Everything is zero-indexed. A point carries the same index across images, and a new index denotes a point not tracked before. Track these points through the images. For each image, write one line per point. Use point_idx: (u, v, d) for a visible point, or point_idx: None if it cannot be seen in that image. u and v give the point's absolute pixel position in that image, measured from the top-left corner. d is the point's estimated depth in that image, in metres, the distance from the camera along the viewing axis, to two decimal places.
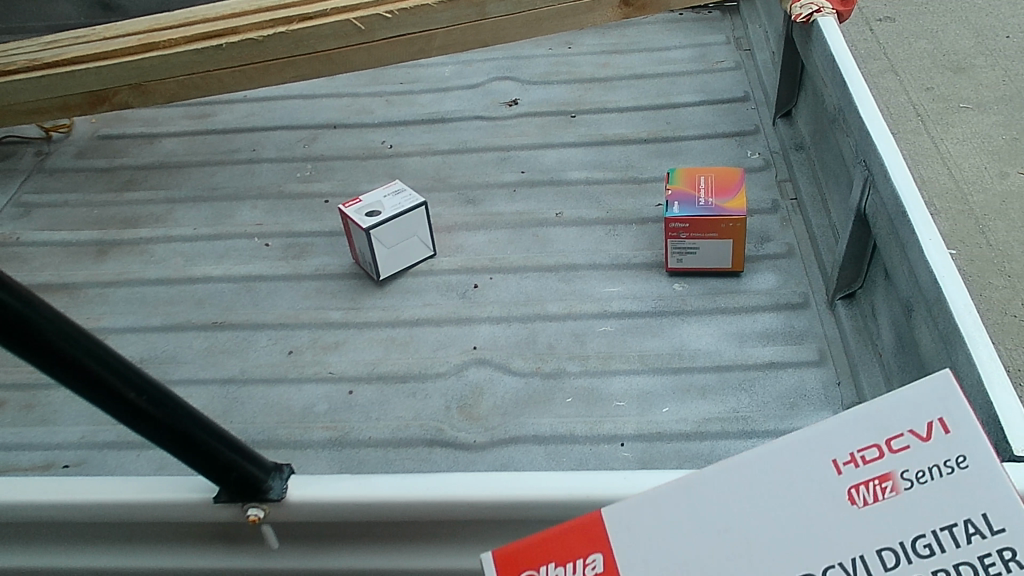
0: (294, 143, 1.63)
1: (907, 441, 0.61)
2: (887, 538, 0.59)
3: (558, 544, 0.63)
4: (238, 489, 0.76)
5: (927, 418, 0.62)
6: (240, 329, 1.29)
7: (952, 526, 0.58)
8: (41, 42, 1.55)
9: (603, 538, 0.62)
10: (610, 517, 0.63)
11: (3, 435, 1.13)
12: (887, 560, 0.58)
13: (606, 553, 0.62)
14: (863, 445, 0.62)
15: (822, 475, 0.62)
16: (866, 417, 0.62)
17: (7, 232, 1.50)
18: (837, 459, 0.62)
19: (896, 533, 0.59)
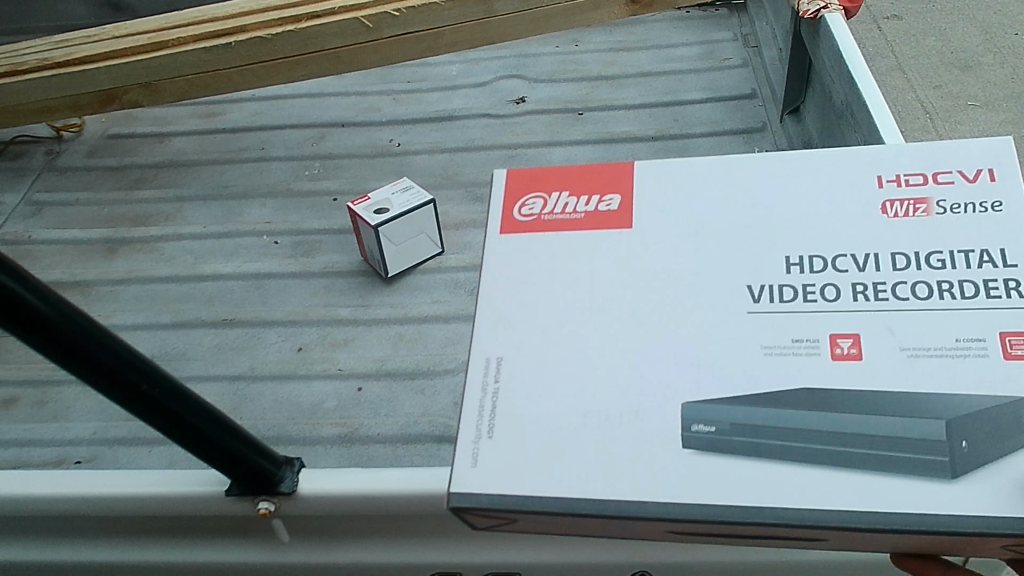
0: (303, 141, 1.64)
1: (953, 178, 0.73)
2: (908, 247, 0.69)
3: (589, 180, 0.80)
4: (250, 482, 0.77)
5: (978, 167, 0.73)
6: (249, 326, 1.29)
7: (969, 252, 0.67)
8: (51, 42, 1.56)
9: (628, 185, 0.79)
10: (638, 170, 0.80)
11: (16, 431, 1.14)
12: (899, 262, 0.68)
13: (621, 196, 0.79)
14: (912, 172, 0.74)
15: (866, 184, 0.74)
16: (924, 153, 0.75)
17: (19, 230, 1.51)
18: (883, 176, 0.75)
19: (914, 246, 0.69)
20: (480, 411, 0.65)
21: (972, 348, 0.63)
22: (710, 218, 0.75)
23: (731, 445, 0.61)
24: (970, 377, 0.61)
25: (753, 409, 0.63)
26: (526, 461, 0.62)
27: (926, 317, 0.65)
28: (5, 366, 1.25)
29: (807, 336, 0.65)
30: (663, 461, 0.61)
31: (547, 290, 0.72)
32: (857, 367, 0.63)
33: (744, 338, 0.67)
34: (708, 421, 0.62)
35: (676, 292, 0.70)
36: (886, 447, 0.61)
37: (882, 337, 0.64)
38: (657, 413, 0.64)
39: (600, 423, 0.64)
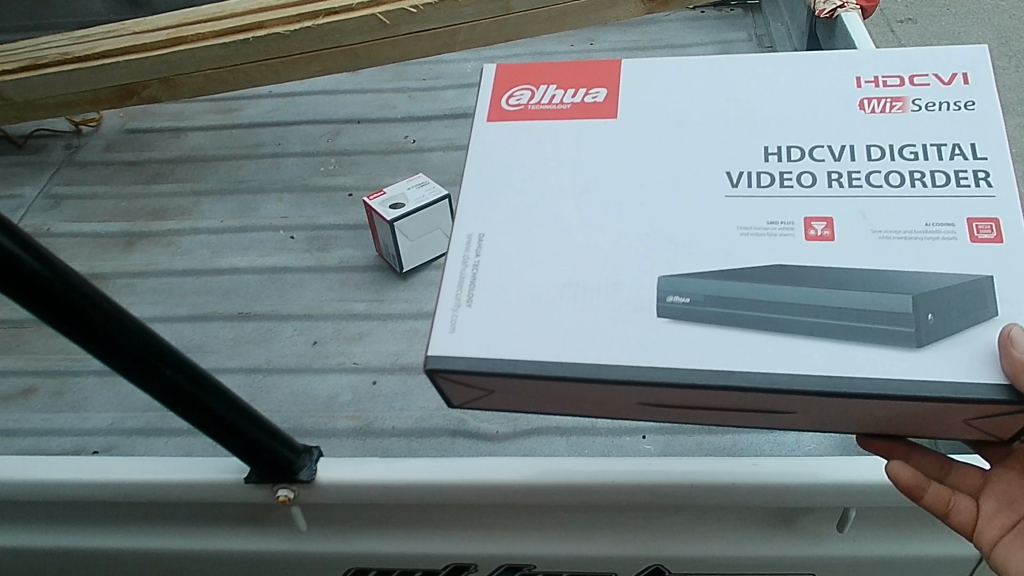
0: (319, 137, 1.65)
1: (928, 81, 0.81)
2: (881, 140, 0.77)
3: (577, 79, 0.88)
4: (269, 469, 0.77)
5: (953, 72, 0.81)
6: (265, 319, 1.30)
7: (941, 146, 0.76)
8: (71, 37, 1.58)
9: (615, 81, 0.88)
10: (626, 67, 0.89)
11: (35, 421, 1.16)
12: (874, 154, 0.77)
13: (607, 90, 0.87)
14: (889, 75, 0.82)
15: (846, 85, 0.83)
16: (900, 60, 0.84)
17: (37, 223, 1.53)
18: (861, 78, 0.83)
19: (887, 140, 0.77)
20: (463, 279, 0.73)
21: (941, 233, 0.71)
22: (694, 114, 0.84)
23: (705, 314, 0.69)
24: (935, 256, 0.69)
25: (729, 284, 0.70)
26: (511, 321, 0.71)
27: (895, 204, 0.73)
28: (24, 357, 1.27)
29: (782, 219, 0.74)
30: (640, 324, 0.69)
31: (540, 174, 0.80)
32: (828, 247, 0.71)
33: (726, 219, 0.75)
34: (682, 293, 0.70)
35: (662, 179, 0.79)
36: (849, 317, 0.68)
37: (855, 221, 0.72)
38: (636, 286, 0.71)
39: (578, 294, 0.71)
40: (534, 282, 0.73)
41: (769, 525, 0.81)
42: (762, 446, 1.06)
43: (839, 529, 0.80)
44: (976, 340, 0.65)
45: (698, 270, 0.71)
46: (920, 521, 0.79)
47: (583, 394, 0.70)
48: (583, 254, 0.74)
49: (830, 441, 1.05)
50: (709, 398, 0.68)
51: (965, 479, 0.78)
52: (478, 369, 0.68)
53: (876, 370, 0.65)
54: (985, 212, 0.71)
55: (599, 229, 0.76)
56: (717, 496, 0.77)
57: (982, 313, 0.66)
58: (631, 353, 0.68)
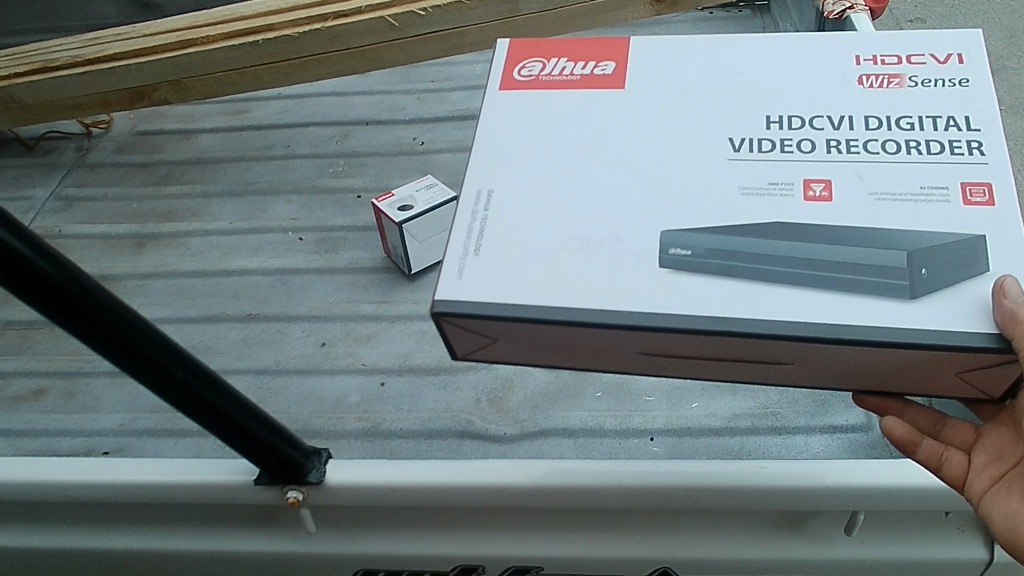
0: (327, 139, 1.66)
1: (923, 62, 0.85)
2: (877, 113, 0.81)
3: (588, 57, 0.92)
4: (278, 471, 0.77)
5: (947, 56, 0.86)
6: (274, 321, 1.31)
7: (935, 118, 0.79)
8: (82, 39, 1.59)
9: (622, 57, 0.92)
10: (637, 46, 0.93)
11: (46, 421, 1.17)
12: (870, 124, 0.80)
13: (617, 66, 0.91)
14: (885, 57, 0.86)
15: (844, 64, 0.87)
16: (898, 45, 0.88)
17: (49, 224, 1.54)
18: (858, 58, 0.87)
19: (884, 113, 0.81)
20: (472, 232, 0.76)
21: (935, 195, 0.73)
22: (697, 88, 0.88)
23: (705, 266, 0.71)
24: (932, 217, 0.72)
25: (729, 239, 0.72)
26: (516, 270, 0.73)
27: (891, 168, 0.76)
28: (36, 357, 1.28)
29: (782, 180, 0.77)
30: (643, 273, 0.71)
31: (548, 141, 0.83)
32: (826, 206, 0.74)
33: (726, 180, 0.78)
34: (683, 246, 0.72)
35: (666, 145, 0.81)
36: (842, 270, 0.70)
37: (852, 182, 0.75)
38: (639, 240, 0.74)
39: (584, 245, 0.74)
40: (540, 236, 0.75)
41: (777, 528, 0.81)
42: (769, 448, 1.06)
43: (846, 532, 0.80)
44: (971, 294, 0.67)
45: (700, 226, 0.74)
46: (929, 525, 0.79)
47: (584, 341, 0.72)
48: (589, 211, 0.76)
49: (837, 444, 1.05)
50: (706, 345, 0.70)
51: (958, 434, 0.76)
52: (483, 313, 0.71)
53: (871, 318, 0.67)
54: (978, 177, 0.74)
55: (604, 191, 0.78)
56: (725, 498, 0.76)
57: (974, 271, 0.68)
58: (633, 301, 0.70)
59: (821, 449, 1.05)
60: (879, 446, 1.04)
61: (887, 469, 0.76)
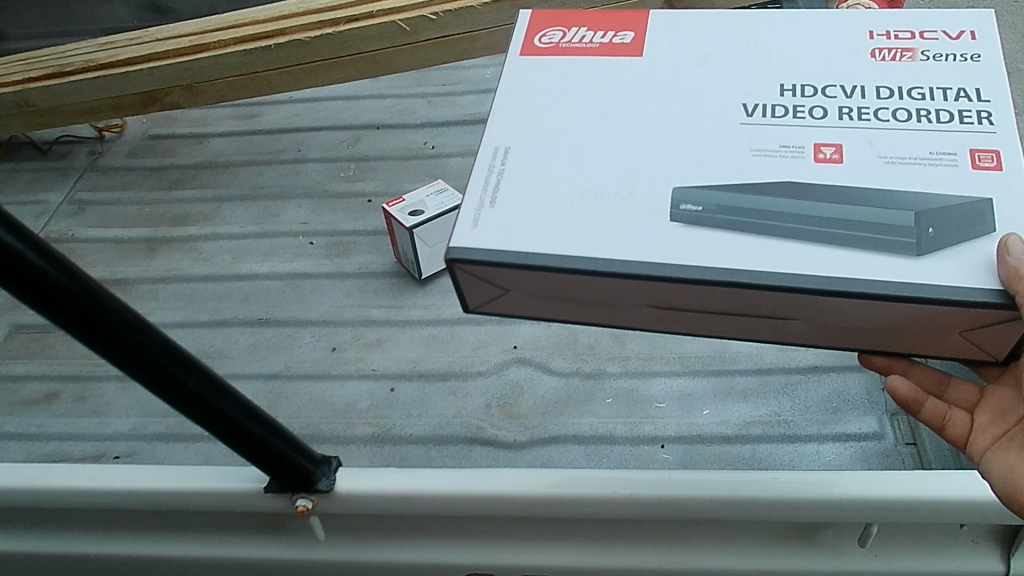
0: (339, 143, 1.66)
1: (938, 36, 0.84)
2: (890, 83, 0.80)
3: (603, 24, 0.91)
4: (287, 478, 0.77)
5: (962, 30, 0.85)
6: (285, 326, 1.31)
7: (948, 89, 0.79)
8: (96, 44, 1.60)
9: (642, 27, 0.91)
10: (653, 16, 0.92)
11: (58, 425, 1.17)
12: (882, 93, 0.80)
13: (635, 34, 0.90)
14: (900, 30, 0.85)
15: (860, 36, 0.86)
16: (914, 19, 0.86)
17: (62, 228, 1.55)
18: (874, 31, 0.86)
19: (896, 82, 0.80)
20: (486, 184, 0.77)
21: (944, 160, 0.73)
22: (713, 56, 0.87)
23: (715, 221, 0.71)
24: (942, 180, 0.72)
25: (744, 196, 0.72)
26: (526, 223, 0.74)
27: (902, 133, 0.76)
28: (49, 361, 1.28)
29: (793, 143, 0.77)
30: (653, 227, 0.72)
31: (563, 103, 0.84)
32: (836, 168, 0.74)
33: (738, 142, 0.78)
34: (695, 202, 0.73)
35: (679, 108, 0.81)
36: (852, 229, 0.70)
37: (862, 147, 0.75)
38: (649, 198, 0.74)
39: (596, 200, 0.74)
40: (554, 190, 0.76)
41: (790, 540, 0.80)
42: (781, 457, 1.06)
43: (860, 544, 0.79)
44: (976, 252, 0.68)
45: (712, 182, 0.74)
46: (943, 537, 0.78)
47: (593, 292, 0.74)
48: (599, 169, 0.77)
49: (850, 452, 1.05)
50: (712, 296, 0.71)
51: (962, 394, 0.85)
52: (497, 261, 0.72)
53: (880, 273, 0.67)
54: (988, 144, 0.73)
55: (616, 150, 0.78)
56: (737, 510, 0.76)
57: (981, 232, 0.69)
58: (642, 252, 0.70)
59: (833, 457, 1.05)
60: (891, 455, 1.04)
61: (903, 482, 0.74)
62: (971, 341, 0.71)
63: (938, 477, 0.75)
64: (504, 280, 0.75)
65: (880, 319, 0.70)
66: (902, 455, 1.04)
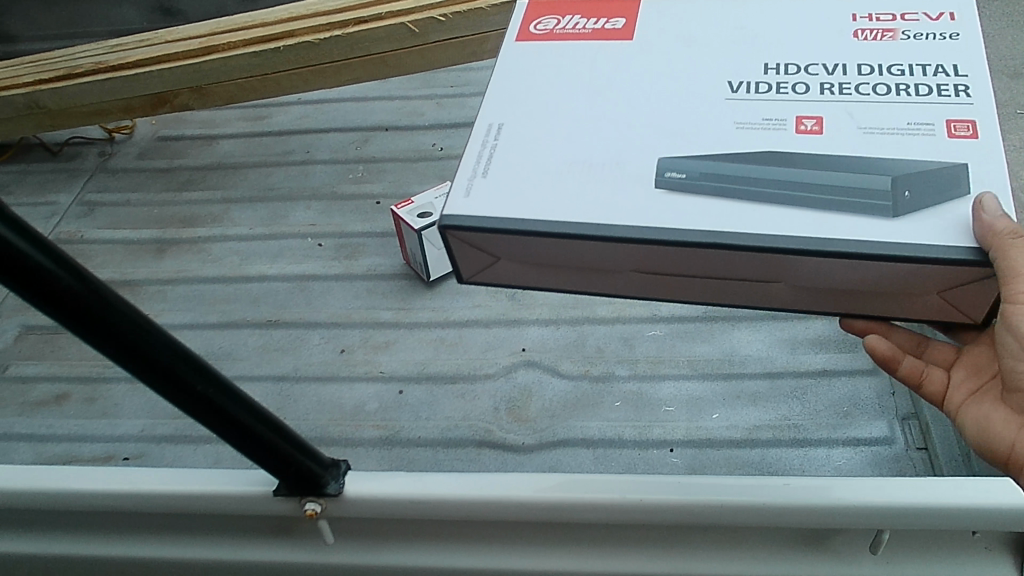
0: (347, 144, 1.66)
1: (919, 18, 0.84)
2: (871, 60, 0.80)
3: (593, 8, 0.91)
4: (297, 482, 0.77)
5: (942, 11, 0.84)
6: (293, 327, 1.31)
7: (926, 66, 0.79)
8: (106, 46, 1.60)
9: (633, 12, 0.91)
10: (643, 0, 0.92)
11: (67, 427, 1.18)
12: (863, 70, 0.79)
13: (626, 18, 0.90)
14: (882, 12, 0.85)
15: (842, 17, 0.85)
16: (898, 0, 0.86)
17: (72, 229, 1.55)
18: (857, 13, 0.85)
19: (876, 60, 0.80)
20: (479, 158, 0.77)
21: (922, 130, 0.73)
22: (700, 37, 0.86)
23: (700, 187, 0.71)
24: (920, 147, 0.71)
25: (733, 166, 0.72)
26: (518, 191, 0.74)
27: (882, 106, 0.75)
28: (58, 363, 1.29)
29: (776, 117, 0.76)
30: (638, 194, 0.72)
31: (549, 81, 0.84)
32: (817, 138, 0.74)
33: (721, 116, 0.77)
34: (679, 169, 0.73)
35: (664, 85, 0.81)
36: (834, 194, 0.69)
37: (842, 119, 0.75)
38: (635, 166, 0.74)
39: (582, 168, 0.74)
40: (540, 160, 0.76)
41: (801, 546, 0.79)
42: (791, 461, 1.05)
43: (872, 551, 0.77)
44: (951, 214, 0.68)
45: (695, 151, 0.74)
46: (957, 546, 0.76)
47: (579, 259, 0.74)
48: (583, 141, 0.77)
49: (860, 457, 1.04)
50: (697, 262, 0.71)
51: (939, 352, 0.87)
52: (489, 228, 0.72)
53: (862, 234, 0.67)
54: (964, 115, 0.73)
55: (599, 125, 0.78)
56: (747, 517, 0.75)
57: (956, 194, 0.69)
58: (626, 216, 0.70)
59: (844, 462, 1.05)
60: (902, 460, 1.04)
61: (917, 490, 0.74)
62: (953, 304, 0.72)
63: (948, 484, 0.74)
64: (494, 248, 0.75)
65: (862, 281, 0.69)
66: (913, 460, 1.03)
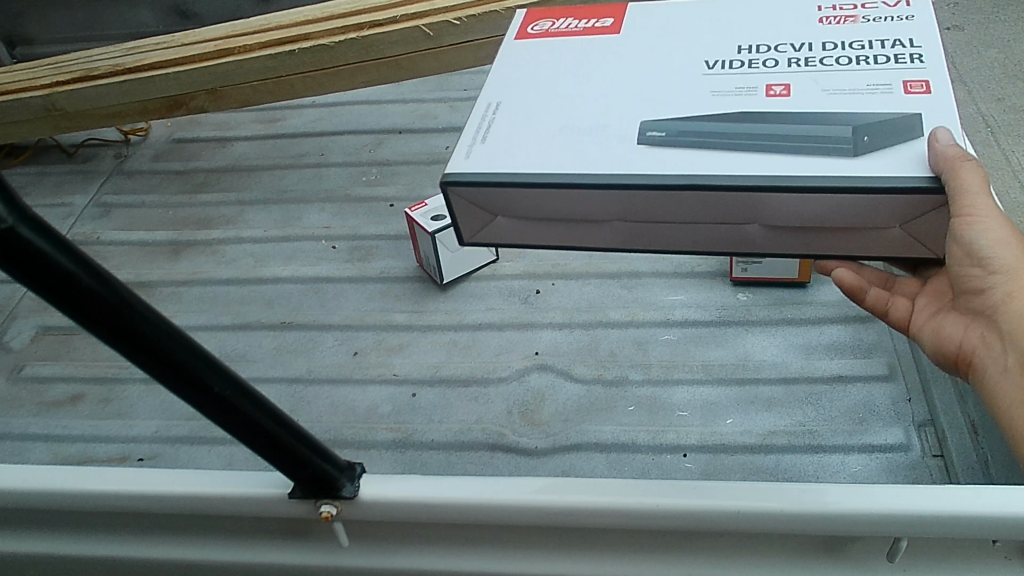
0: (361, 147, 1.67)
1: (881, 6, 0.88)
2: (834, 38, 0.83)
3: (581, 11, 0.96)
4: (313, 485, 0.76)
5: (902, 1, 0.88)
6: (307, 329, 1.31)
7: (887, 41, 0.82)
8: (123, 49, 1.61)
9: (621, 14, 0.95)
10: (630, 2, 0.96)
11: (83, 427, 1.18)
12: (826, 45, 0.82)
13: (613, 19, 0.94)
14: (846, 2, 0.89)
15: (807, 7, 0.89)
16: None
17: (88, 231, 1.56)
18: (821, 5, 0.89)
19: (839, 38, 0.83)
20: (478, 128, 0.79)
21: (879, 89, 0.75)
22: (678, 28, 0.90)
23: (678, 142, 0.72)
24: (878, 102, 0.74)
25: (711, 124, 0.74)
26: (510, 152, 0.75)
27: (842, 74, 0.78)
28: (74, 363, 1.30)
29: (748, 86, 0.79)
30: (621, 151, 0.73)
31: (538, 65, 0.87)
32: (785, 100, 0.76)
33: (698, 87, 0.80)
34: (659, 129, 0.74)
35: (642, 64, 0.84)
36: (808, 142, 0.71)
37: (806, 85, 0.78)
38: (620, 128, 0.76)
39: (573, 134, 0.76)
40: (535, 128, 0.78)
41: (819, 554, 0.78)
42: (806, 467, 1.05)
43: (889, 558, 0.76)
44: (908, 151, 0.70)
45: (676, 115, 0.75)
46: (977, 554, 0.75)
47: (564, 209, 0.74)
48: (568, 110, 0.79)
49: (876, 464, 1.04)
50: (677, 204, 0.71)
51: (908, 284, 0.96)
52: (487, 183, 0.73)
53: (832, 171, 0.68)
54: (919, 76, 0.76)
55: (585, 94, 0.81)
56: (764, 525, 0.74)
57: (914, 138, 0.71)
58: (610, 166, 0.71)
59: (859, 468, 1.04)
60: (918, 467, 1.03)
61: (937, 497, 0.72)
62: (916, 239, 0.73)
63: (971, 491, 0.72)
64: (492, 205, 0.75)
65: (836, 217, 0.69)
66: (930, 467, 1.03)
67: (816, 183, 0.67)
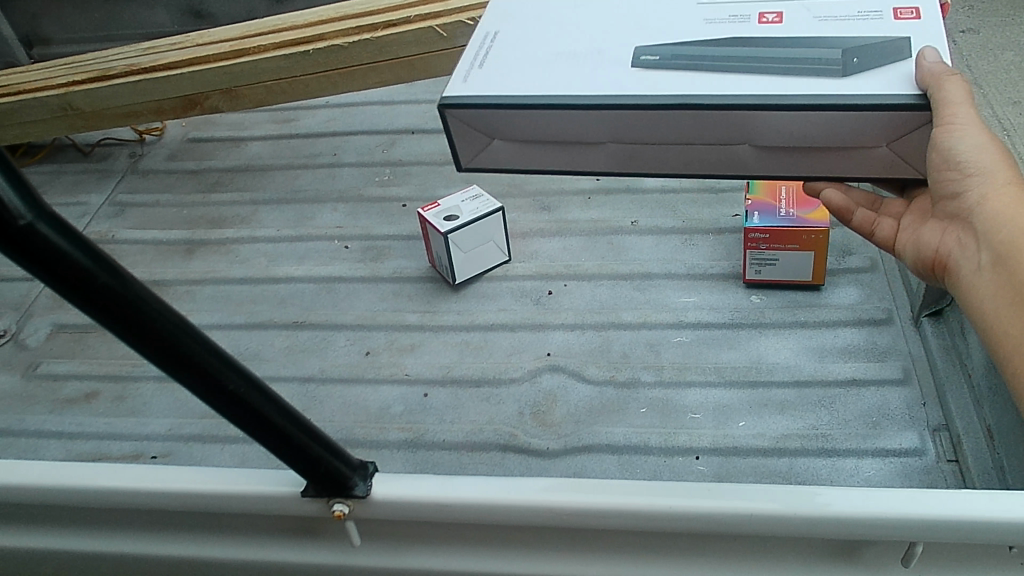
0: (374, 147, 1.67)
1: None
2: None
3: None
4: (325, 484, 0.76)
5: None
6: (320, 329, 1.32)
7: None
8: (139, 49, 1.63)
9: None
10: None
11: (97, 425, 1.19)
12: None
13: None
14: None
15: None
16: None
17: (103, 230, 1.57)
18: None
19: None
20: (478, 54, 0.83)
21: (871, 16, 0.80)
22: None
23: (672, 64, 0.77)
24: (871, 26, 0.78)
25: (706, 48, 0.78)
26: (507, 76, 0.80)
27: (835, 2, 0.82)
28: (88, 361, 1.31)
29: (739, 14, 0.83)
30: (617, 74, 0.77)
31: (539, 2, 0.91)
32: (775, 27, 0.80)
33: (694, 15, 0.84)
34: (652, 53, 0.78)
35: None
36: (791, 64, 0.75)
37: (802, 12, 0.82)
38: (616, 53, 0.80)
39: (569, 58, 0.80)
40: (533, 54, 0.82)
41: (832, 557, 0.77)
42: (819, 470, 1.04)
43: (904, 563, 0.76)
44: (898, 70, 0.74)
45: (669, 39, 0.80)
46: (992, 560, 0.74)
47: (559, 131, 0.79)
48: (570, 37, 0.84)
49: (889, 468, 1.03)
50: (666, 124, 0.76)
51: (892, 206, 0.93)
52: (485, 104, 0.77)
53: (815, 90, 0.72)
54: (908, 3, 0.82)
55: (575, 26, 0.85)
56: (779, 526, 0.73)
57: (902, 59, 0.75)
58: (604, 85, 0.76)
59: (872, 472, 1.04)
60: (932, 472, 1.03)
61: (952, 501, 0.71)
62: (898, 156, 0.78)
63: (987, 497, 0.71)
64: (488, 126, 0.80)
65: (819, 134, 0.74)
66: (944, 472, 1.02)
67: (799, 102, 0.71)
